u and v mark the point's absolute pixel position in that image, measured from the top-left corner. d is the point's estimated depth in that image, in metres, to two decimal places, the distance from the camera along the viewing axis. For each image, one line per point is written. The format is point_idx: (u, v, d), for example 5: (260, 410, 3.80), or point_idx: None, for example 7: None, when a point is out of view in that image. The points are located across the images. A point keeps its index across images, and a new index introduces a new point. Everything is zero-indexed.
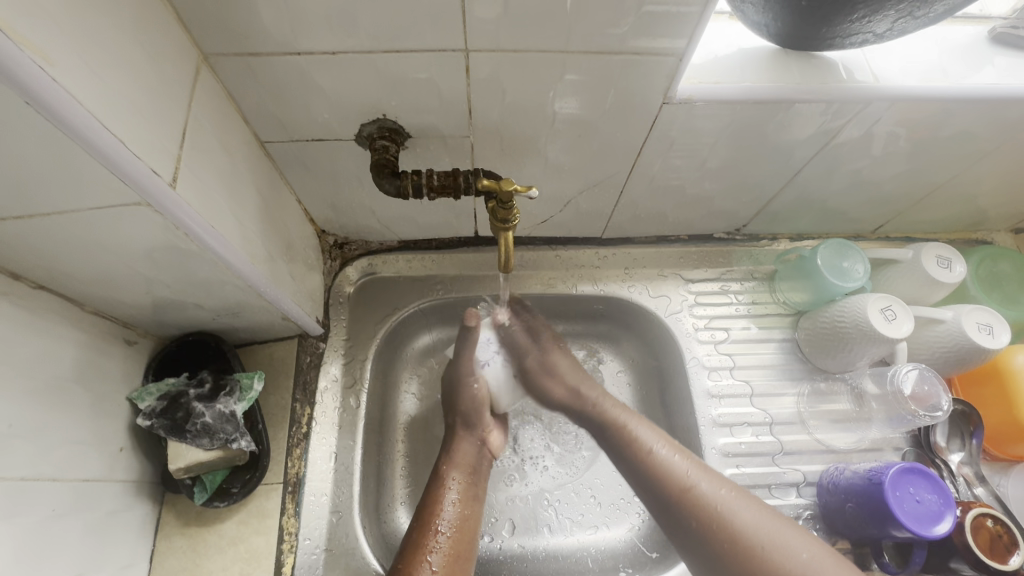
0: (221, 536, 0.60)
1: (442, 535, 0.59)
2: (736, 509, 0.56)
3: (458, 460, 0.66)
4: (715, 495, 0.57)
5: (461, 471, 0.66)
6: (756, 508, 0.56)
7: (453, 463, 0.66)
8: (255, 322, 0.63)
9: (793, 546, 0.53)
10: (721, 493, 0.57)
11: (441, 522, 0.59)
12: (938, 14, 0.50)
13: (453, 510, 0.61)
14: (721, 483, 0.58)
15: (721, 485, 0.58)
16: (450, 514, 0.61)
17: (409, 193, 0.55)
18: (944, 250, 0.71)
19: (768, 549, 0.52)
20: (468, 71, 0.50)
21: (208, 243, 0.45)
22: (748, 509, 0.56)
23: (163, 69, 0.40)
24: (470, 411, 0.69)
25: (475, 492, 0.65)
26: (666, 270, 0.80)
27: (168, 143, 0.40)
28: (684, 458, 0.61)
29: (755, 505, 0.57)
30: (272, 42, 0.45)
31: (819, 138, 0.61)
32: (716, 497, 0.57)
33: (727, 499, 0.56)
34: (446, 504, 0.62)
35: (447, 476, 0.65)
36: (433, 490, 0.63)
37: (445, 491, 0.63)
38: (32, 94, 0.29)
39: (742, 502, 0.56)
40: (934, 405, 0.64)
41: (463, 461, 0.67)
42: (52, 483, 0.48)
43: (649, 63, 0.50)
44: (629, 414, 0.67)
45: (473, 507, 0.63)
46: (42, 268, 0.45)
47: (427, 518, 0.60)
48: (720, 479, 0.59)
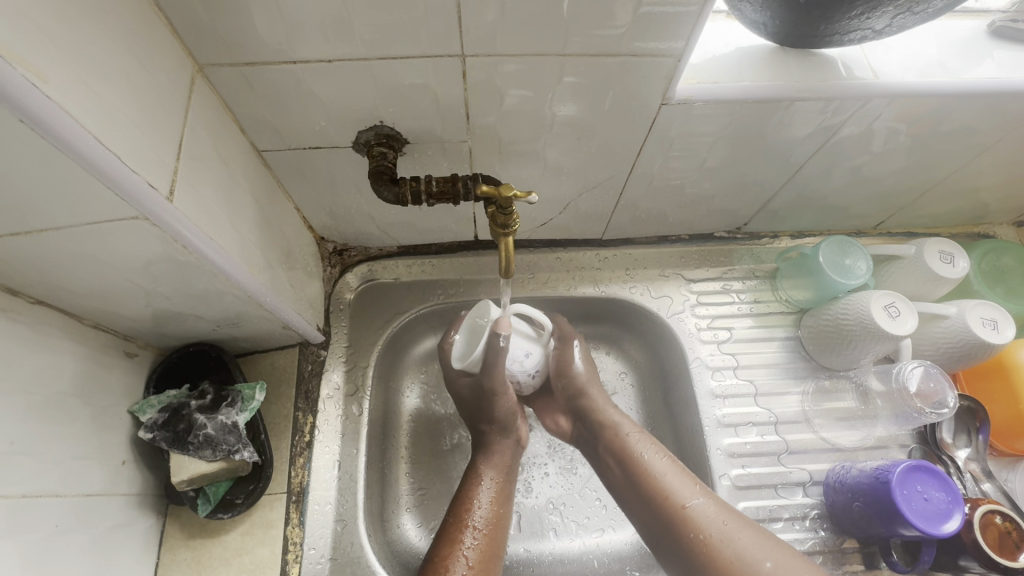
0: (226, 547, 0.60)
1: (472, 535, 0.58)
2: (702, 511, 0.56)
3: (496, 458, 0.66)
4: (688, 497, 0.57)
5: (498, 469, 0.65)
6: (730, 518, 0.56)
7: (489, 460, 0.65)
8: (256, 331, 0.63)
9: (759, 557, 0.52)
10: (689, 492, 0.57)
11: (475, 519, 0.59)
12: (937, 10, 0.49)
13: (485, 509, 0.61)
14: (692, 485, 0.58)
15: (692, 487, 0.58)
16: (484, 512, 0.60)
17: (408, 199, 0.55)
18: (947, 245, 0.71)
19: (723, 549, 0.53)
20: (465, 77, 0.50)
21: (207, 255, 0.45)
22: (716, 510, 0.56)
23: (159, 81, 0.40)
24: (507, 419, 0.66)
25: (508, 491, 0.64)
26: (667, 271, 0.80)
27: (165, 156, 0.40)
28: (663, 454, 0.61)
29: (722, 504, 0.57)
30: (267, 51, 0.45)
31: (819, 135, 0.61)
32: (684, 498, 0.57)
33: (693, 502, 0.57)
34: (481, 501, 0.61)
35: (484, 474, 0.64)
36: (467, 488, 0.63)
37: (478, 491, 0.62)
38: (25, 111, 0.29)
39: (712, 506, 0.57)
40: (940, 402, 0.63)
41: (500, 460, 0.66)
42: (55, 498, 0.48)
43: (647, 64, 0.50)
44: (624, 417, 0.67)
45: (506, 507, 0.63)
46: (40, 283, 0.45)
47: (461, 515, 0.60)
48: (690, 480, 0.59)
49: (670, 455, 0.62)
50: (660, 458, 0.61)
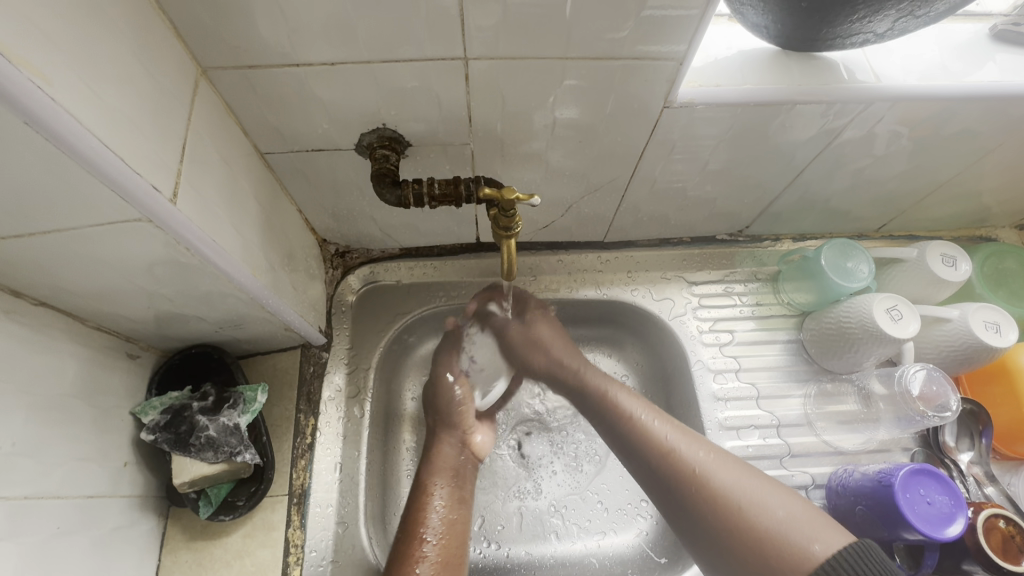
0: (228, 549, 0.60)
1: (429, 542, 0.58)
2: (716, 471, 0.56)
3: (439, 466, 0.66)
4: (698, 457, 0.57)
5: (444, 477, 0.65)
6: (733, 465, 0.56)
7: (434, 469, 0.65)
8: (258, 333, 0.63)
9: (768, 503, 0.53)
10: (700, 453, 0.58)
11: (428, 530, 0.59)
12: (939, 13, 0.49)
13: (440, 515, 0.61)
14: (702, 446, 0.58)
15: (701, 447, 0.58)
16: (437, 519, 0.61)
17: (411, 201, 0.55)
18: (949, 248, 0.71)
19: (746, 506, 0.53)
20: (467, 80, 0.50)
21: (209, 257, 0.45)
22: (731, 469, 0.56)
23: (162, 84, 0.40)
24: (450, 413, 0.70)
25: (461, 496, 0.65)
26: (669, 273, 0.80)
27: (168, 159, 0.40)
28: (666, 418, 0.62)
29: (733, 461, 0.57)
30: (270, 54, 0.45)
31: (821, 138, 0.61)
32: (696, 460, 0.57)
33: (705, 461, 0.57)
34: (432, 509, 0.62)
35: (433, 484, 0.64)
36: (419, 495, 0.63)
37: (431, 499, 0.63)
38: (29, 114, 0.29)
39: (724, 464, 0.57)
40: (943, 405, 0.63)
41: (443, 466, 0.66)
42: (56, 500, 0.48)
43: (649, 67, 0.50)
44: (615, 385, 0.68)
45: (460, 511, 0.63)
46: (44, 285, 0.45)
47: (414, 526, 0.60)
48: (700, 442, 0.59)
49: (676, 421, 0.62)
50: (663, 423, 0.61)
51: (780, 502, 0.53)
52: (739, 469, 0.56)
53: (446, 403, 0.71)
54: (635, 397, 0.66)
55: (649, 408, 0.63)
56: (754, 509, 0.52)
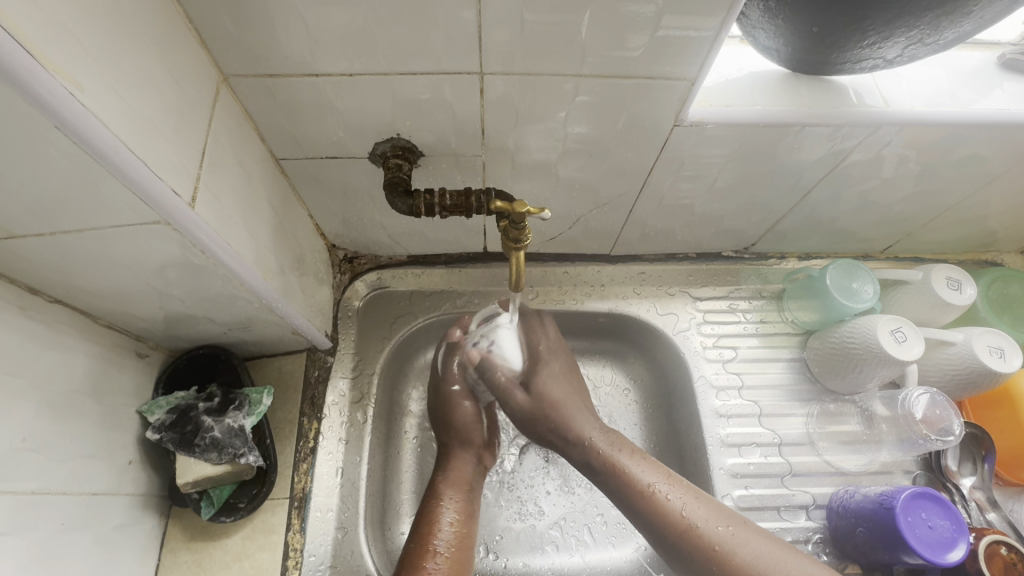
0: (227, 551, 0.60)
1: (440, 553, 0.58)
2: (740, 545, 0.53)
3: (455, 477, 0.65)
4: (718, 533, 0.54)
5: (459, 490, 0.64)
6: (758, 538, 0.54)
7: (449, 481, 0.65)
8: (265, 336, 0.64)
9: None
10: (721, 527, 0.55)
11: (439, 541, 0.59)
12: (948, 41, 0.50)
13: (451, 525, 0.61)
14: (721, 518, 0.56)
15: (721, 519, 0.56)
16: (448, 531, 0.60)
17: (422, 211, 0.56)
18: (954, 272, 0.71)
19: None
20: (483, 94, 0.51)
21: (222, 260, 0.46)
22: (758, 542, 0.54)
23: (187, 92, 0.41)
24: (465, 429, 0.68)
25: (471, 511, 0.64)
26: (673, 288, 0.80)
27: (189, 164, 0.41)
28: (681, 489, 0.58)
29: (765, 537, 0.54)
30: (290, 63, 0.46)
31: (829, 160, 0.61)
32: (717, 536, 0.54)
33: (725, 535, 0.54)
34: (443, 523, 0.61)
35: (445, 494, 0.64)
36: (431, 505, 0.63)
37: (443, 511, 0.62)
38: (61, 119, 0.30)
39: (746, 535, 0.54)
40: (946, 429, 0.64)
41: (458, 478, 0.66)
42: (62, 496, 0.48)
43: (661, 87, 0.51)
44: (625, 449, 0.62)
45: (471, 524, 0.63)
46: (59, 282, 0.46)
47: (426, 537, 0.59)
48: (722, 512, 0.56)
49: (694, 491, 0.58)
50: (680, 496, 0.57)
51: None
52: (770, 547, 0.53)
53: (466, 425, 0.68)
54: (653, 467, 0.60)
55: (666, 478, 0.59)
56: None
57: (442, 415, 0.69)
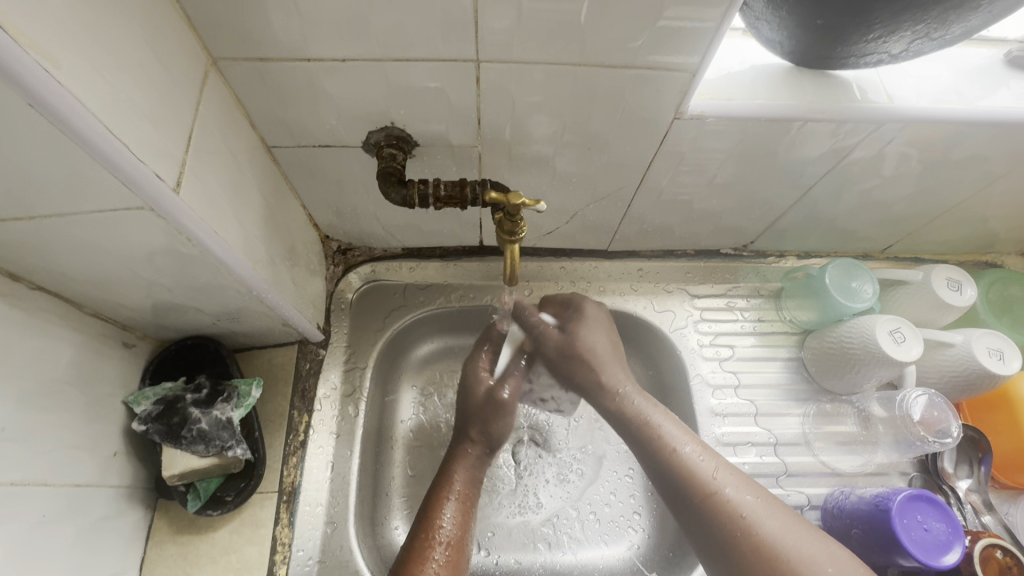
0: (213, 545, 0.59)
1: (440, 550, 0.55)
2: (765, 518, 0.52)
3: (459, 466, 0.64)
4: (745, 502, 0.53)
5: (463, 477, 0.63)
6: (784, 514, 0.52)
7: (450, 474, 0.63)
8: (255, 327, 0.63)
9: (816, 559, 0.49)
10: (750, 498, 0.53)
11: (441, 533, 0.56)
12: (955, 36, 0.49)
13: (455, 512, 0.59)
14: (750, 489, 0.54)
15: (749, 491, 0.54)
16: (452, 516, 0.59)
17: (416, 202, 0.54)
18: (955, 272, 0.70)
19: (783, 559, 0.49)
20: (478, 82, 0.50)
21: (209, 247, 0.45)
22: (781, 519, 0.52)
23: (172, 74, 0.40)
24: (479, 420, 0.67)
25: (472, 506, 0.62)
26: (671, 285, 0.79)
27: (174, 148, 0.40)
28: (714, 458, 0.57)
29: (782, 509, 0.53)
30: (281, 47, 0.45)
31: (831, 156, 0.60)
32: (744, 504, 0.53)
33: (753, 506, 0.52)
34: (446, 517, 0.58)
35: (450, 483, 0.62)
36: (433, 500, 0.60)
37: (446, 496, 0.61)
38: (36, 97, 0.29)
39: (772, 511, 0.52)
40: (944, 430, 0.63)
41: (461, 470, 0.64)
42: (43, 487, 0.47)
43: (661, 78, 0.49)
44: (660, 412, 0.62)
45: (470, 522, 0.60)
46: (41, 269, 0.44)
47: (430, 522, 0.57)
48: (750, 485, 0.55)
49: (730, 466, 0.56)
50: (712, 464, 0.56)
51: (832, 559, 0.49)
52: (793, 521, 0.52)
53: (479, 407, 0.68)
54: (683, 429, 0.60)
55: (703, 447, 0.58)
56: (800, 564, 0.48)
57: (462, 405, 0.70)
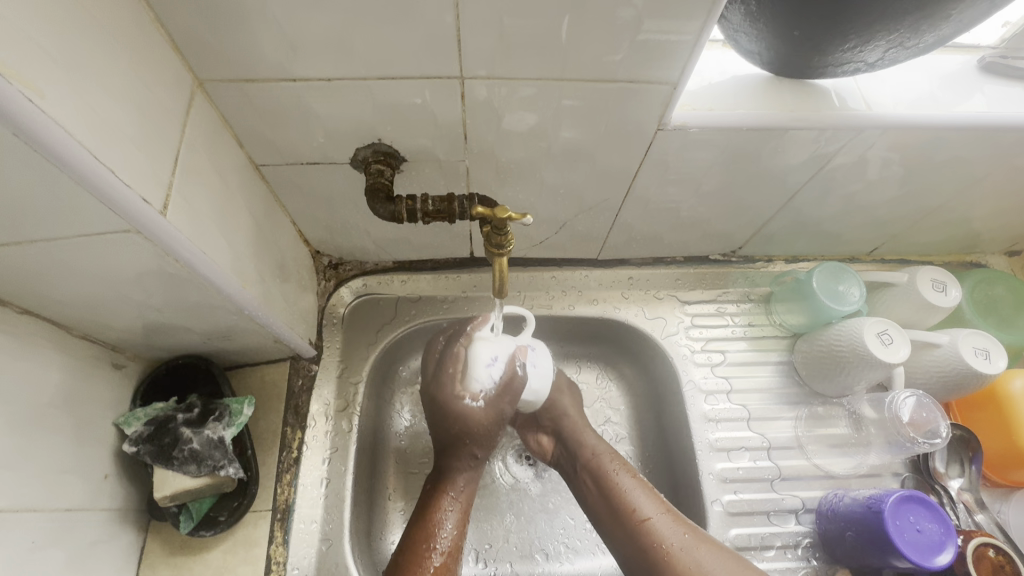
0: (207, 566, 0.59)
1: (438, 551, 0.59)
2: (692, 554, 0.55)
3: (461, 481, 0.64)
4: (672, 537, 0.57)
5: (459, 494, 0.64)
6: (710, 551, 0.55)
7: (452, 484, 0.64)
8: (246, 345, 0.63)
9: None
10: (678, 534, 0.57)
11: (441, 540, 0.60)
12: (927, 45, 0.51)
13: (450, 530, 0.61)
14: (682, 528, 0.58)
15: (677, 528, 0.58)
16: (450, 533, 0.61)
17: (404, 217, 0.55)
18: (939, 274, 0.71)
19: None
20: (464, 98, 0.50)
21: (198, 268, 0.45)
22: (705, 552, 0.55)
23: (158, 98, 0.41)
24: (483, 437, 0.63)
25: (470, 511, 0.64)
26: (661, 293, 0.80)
27: (161, 170, 0.40)
28: (657, 501, 0.61)
29: (712, 547, 0.56)
30: (267, 68, 0.45)
31: (813, 163, 0.61)
32: (674, 542, 0.56)
33: (679, 543, 0.56)
34: (444, 522, 0.61)
35: (445, 498, 0.63)
36: (430, 507, 0.62)
37: (443, 512, 0.62)
38: (19, 125, 0.29)
39: (700, 547, 0.56)
40: (933, 431, 0.64)
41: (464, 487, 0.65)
42: (32, 513, 0.47)
43: (644, 91, 0.50)
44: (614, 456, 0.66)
45: (467, 525, 0.63)
46: (28, 294, 0.44)
47: (427, 536, 0.60)
48: (681, 522, 0.59)
49: (677, 514, 0.60)
50: (653, 505, 0.60)
51: None
52: (719, 557, 0.55)
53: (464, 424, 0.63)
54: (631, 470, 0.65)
55: (665, 512, 0.60)
56: None
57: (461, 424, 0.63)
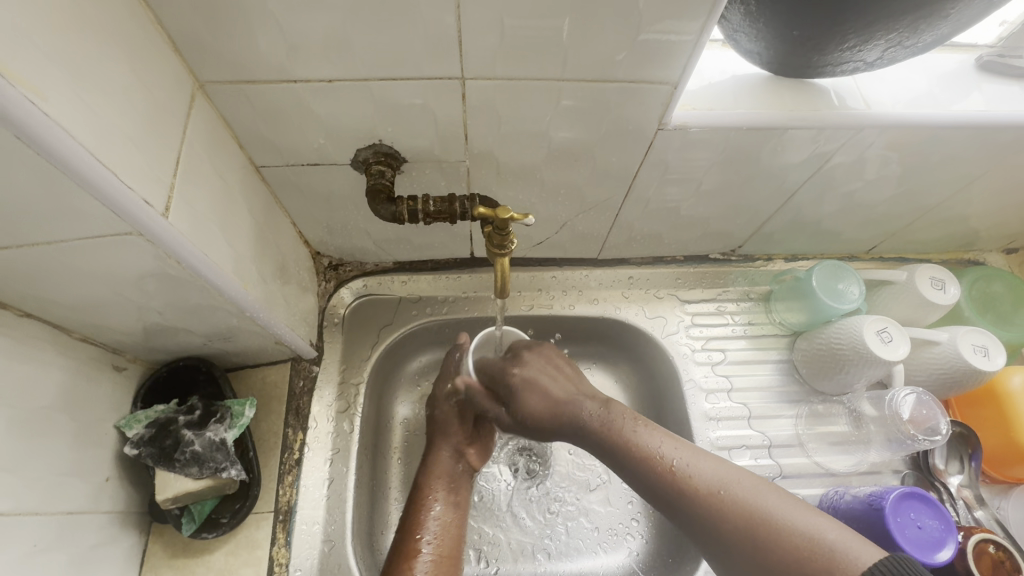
0: (209, 568, 0.58)
1: (426, 543, 0.59)
2: (727, 486, 0.52)
3: (436, 470, 0.65)
4: (702, 473, 0.54)
5: (441, 481, 0.65)
6: (750, 482, 0.52)
7: (431, 474, 0.65)
8: (247, 346, 0.63)
9: (794, 517, 0.48)
10: (705, 468, 0.54)
11: (426, 531, 0.60)
12: (927, 44, 0.51)
13: (438, 517, 0.62)
14: (704, 459, 0.55)
15: (706, 463, 0.54)
16: (435, 523, 0.61)
17: (405, 217, 0.55)
18: (938, 271, 0.72)
19: (768, 523, 0.49)
20: (465, 99, 0.50)
21: (199, 270, 0.45)
22: (745, 483, 0.52)
23: (158, 99, 0.40)
24: (446, 420, 0.69)
25: (459, 504, 0.64)
26: (661, 292, 0.80)
27: (162, 172, 0.40)
28: (659, 432, 0.58)
29: (752, 478, 0.53)
30: (267, 70, 0.45)
31: (812, 161, 0.61)
32: (704, 477, 0.53)
33: (713, 476, 0.53)
34: (430, 515, 0.61)
35: (429, 489, 0.64)
36: (416, 507, 0.62)
37: (429, 504, 0.63)
38: (20, 127, 0.29)
39: (731, 475, 0.53)
40: (933, 428, 0.64)
41: (441, 471, 0.66)
42: (34, 517, 0.46)
43: (643, 91, 0.50)
44: (608, 403, 0.62)
45: (457, 515, 0.63)
46: (30, 297, 0.44)
47: (413, 529, 0.60)
48: (707, 457, 0.55)
49: (688, 446, 0.56)
50: (659, 439, 0.57)
51: (807, 517, 0.48)
52: (759, 485, 0.52)
53: (445, 418, 0.69)
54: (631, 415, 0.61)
55: (684, 449, 0.56)
56: (777, 526, 0.48)
57: (432, 419, 0.70)
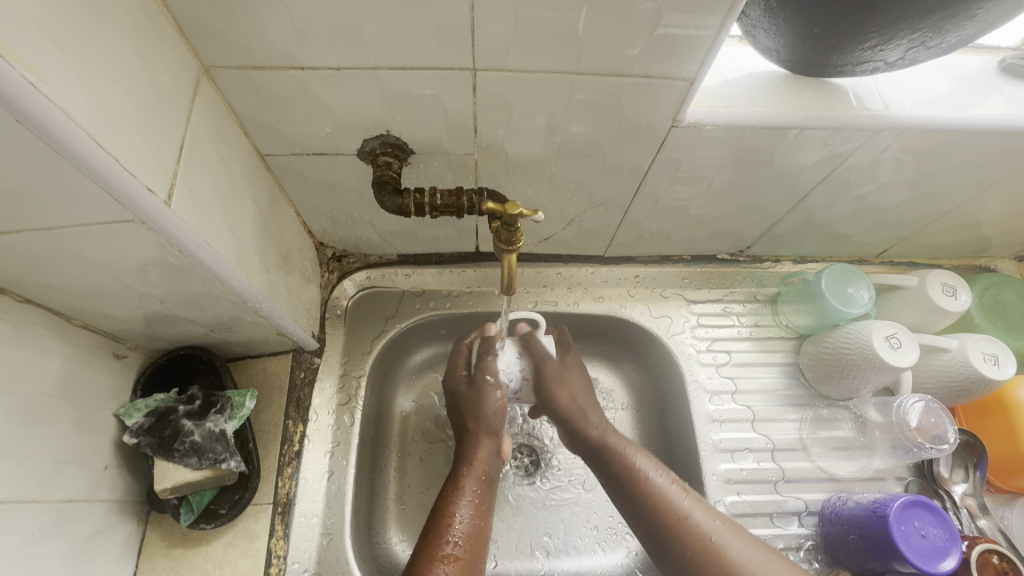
0: (207, 558, 0.58)
1: (454, 545, 0.54)
2: (732, 543, 0.54)
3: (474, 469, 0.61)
4: (710, 526, 0.55)
5: (477, 478, 0.61)
6: (749, 542, 0.54)
7: (468, 471, 0.61)
8: (248, 337, 0.62)
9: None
10: (716, 523, 0.55)
11: (454, 532, 0.55)
12: (951, 45, 0.49)
13: (465, 520, 0.57)
14: (715, 515, 0.56)
15: (715, 519, 0.56)
16: (464, 525, 0.56)
17: (411, 210, 0.54)
18: (949, 278, 0.71)
19: None
20: (475, 90, 0.49)
21: (201, 259, 0.44)
22: (744, 541, 0.54)
23: (163, 83, 0.39)
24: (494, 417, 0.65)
25: (486, 505, 0.60)
26: (667, 291, 0.79)
27: (165, 158, 0.39)
28: (678, 484, 0.59)
29: (749, 538, 0.55)
30: (274, 54, 0.44)
31: (826, 163, 0.60)
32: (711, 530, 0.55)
33: (721, 532, 0.55)
34: (460, 512, 0.57)
35: (463, 487, 0.60)
36: (446, 503, 0.58)
37: (457, 507, 0.57)
38: (19, 110, 0.28)
39: (737, 536, 0.54)
40: (940, 437, 0.63)
41: (476, 470, 0.62)
42: (31, 504, 0.46)
43: (658, 87, 0.49)
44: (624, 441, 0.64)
45: (487, 519, 0.58)
46: (29, 283, 0.44)
47: (442, 528, 0.55)
48: (714, 512, 0.57)
49: (699, 499, 0.58)
50: (678, 489, 0.58)
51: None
52: (757, 548, 0.54)
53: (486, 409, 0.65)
54: (652, 459, 0.62)
55: (701, 504, 0.57)
56: None
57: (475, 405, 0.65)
